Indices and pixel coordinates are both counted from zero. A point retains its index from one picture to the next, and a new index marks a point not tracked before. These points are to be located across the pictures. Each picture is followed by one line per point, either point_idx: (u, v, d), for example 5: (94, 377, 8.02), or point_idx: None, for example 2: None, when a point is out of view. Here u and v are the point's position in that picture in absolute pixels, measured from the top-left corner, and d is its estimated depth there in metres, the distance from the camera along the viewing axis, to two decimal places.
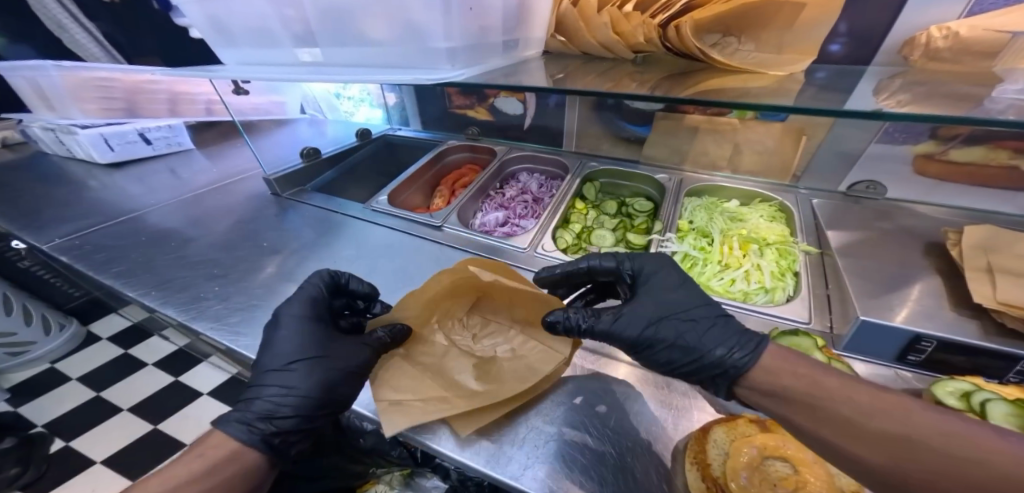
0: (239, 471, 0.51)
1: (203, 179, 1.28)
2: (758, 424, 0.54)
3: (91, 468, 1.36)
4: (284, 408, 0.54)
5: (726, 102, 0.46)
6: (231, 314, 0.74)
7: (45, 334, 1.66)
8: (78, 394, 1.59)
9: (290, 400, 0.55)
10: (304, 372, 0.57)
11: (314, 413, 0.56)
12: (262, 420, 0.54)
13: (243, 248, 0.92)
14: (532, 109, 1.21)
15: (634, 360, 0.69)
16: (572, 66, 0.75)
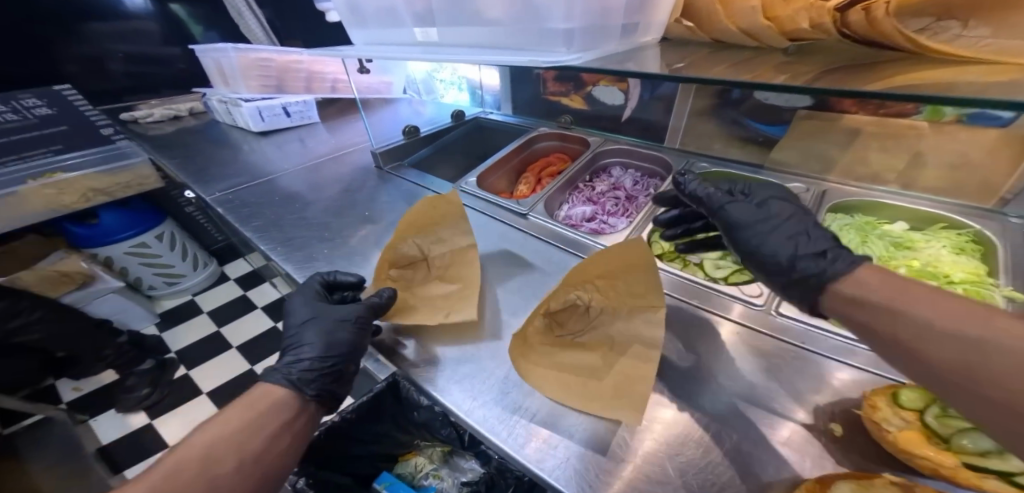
0: (270, 416, 0.56)
1: (323, 149, 1.45)
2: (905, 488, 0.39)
3: (198, 398, 1.65)
4: (315, 360, 0.61)
5: (924, 95, 0.32)
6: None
7: (193, 269, 2.11)
8: (205, 326, 1.96)
9: (320, 349, 0.62)
10: (327, 326, 0.64)
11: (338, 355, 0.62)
12: (298, 370, 0.60)
13: (348, 215, 1.01)
14: (633, 100, 1.10)
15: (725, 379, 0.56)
16: (693, 55, 0.63)
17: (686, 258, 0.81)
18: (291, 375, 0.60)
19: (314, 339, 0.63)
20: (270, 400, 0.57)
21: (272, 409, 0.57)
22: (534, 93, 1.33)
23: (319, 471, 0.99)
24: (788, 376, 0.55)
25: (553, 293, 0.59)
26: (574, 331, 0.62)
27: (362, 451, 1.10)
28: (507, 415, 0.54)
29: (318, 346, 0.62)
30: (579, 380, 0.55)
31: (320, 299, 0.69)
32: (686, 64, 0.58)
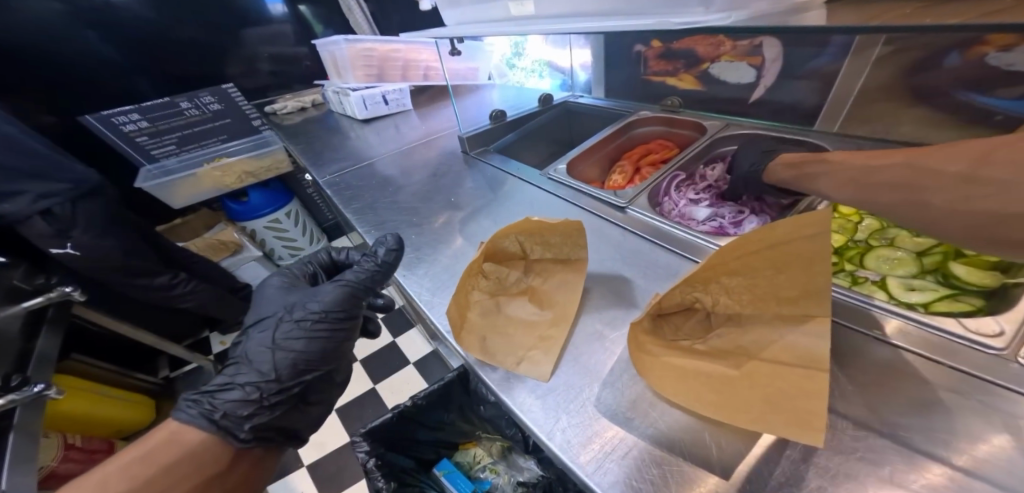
0: (199, 457, 0.59)
1: (414, 135, 1.50)
2: None
3: None
4: (260, 387, 0.62)
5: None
6: (418, 264, 0.79)
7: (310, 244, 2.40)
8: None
9: (271, 372, 0.62)
10: (283, 337, 0.65)
11: (281, 375, 0.63)
12: (223, 403, 0.60)
13: (435, 200, 1.01)
14: (769, 74, 0.92)
15: (855, 416, 0.42)
16: (891, 12, 0.45)
17: (858, 274, 0.62)
18: (227, 405, 0.60)
19: (260, 354, 0.64)
20: (196, 438, 0.59)
21: (204, 451, 0.59)
22: (634, 73, 1.19)
23: (387, 451, 1.05)
24: (999, 426, 0.39)
25: (670, 290, 0.46)
26: (693, 340, 0.49)
27: (425, 436, 1.13)
28: (565, 417, 0.48)
29: (273, 367, 0.63)
30: (704, 387, 0.43)
31: (276, 301, 0.70)
32: (885, 17, 0.42)
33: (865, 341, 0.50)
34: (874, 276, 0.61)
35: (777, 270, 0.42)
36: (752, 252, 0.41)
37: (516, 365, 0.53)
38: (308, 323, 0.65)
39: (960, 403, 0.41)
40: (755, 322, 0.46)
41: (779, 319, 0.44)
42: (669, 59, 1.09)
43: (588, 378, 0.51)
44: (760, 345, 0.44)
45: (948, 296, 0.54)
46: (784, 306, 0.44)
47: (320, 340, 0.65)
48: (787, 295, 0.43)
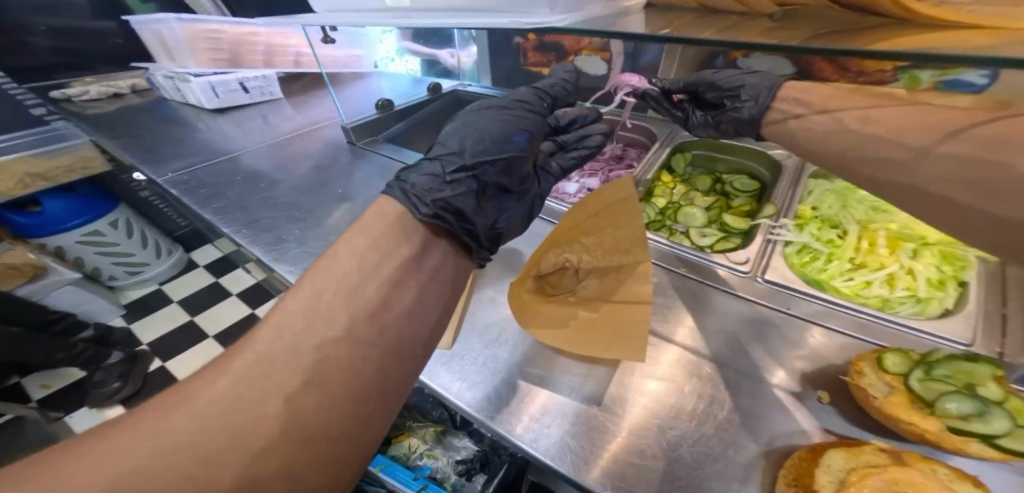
0: (401, 229, 0.45)
1: (288, 125, 1.35)
2: (891, 455, 0.39)
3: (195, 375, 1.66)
4: (444, 161, 0.50)
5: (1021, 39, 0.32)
6: (308, 260, 0.76)
7: (157, 257, 2.00)
8: (173, 317, 1.90)
9: (456, 145, 0.51)
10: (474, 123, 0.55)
11: (474, 149, 0.50)
12: (412, 170, 0.49)
13: (320, 193, 0.96)
14: (618, 69, 1.12)
15: (689, 344, 0.57)
16: (677, 22, 0.60)
17: (674, 227, 0.82)
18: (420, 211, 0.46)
19: (452, 134, 0.53)
20: (394, 210, 0.47)
21: (408, 228, 0.46)
22: (515, 64, 1.28)
23: None
24: (758, 327, 0.57)
25: (541, 251, 0.59)
26: (567, 293, 0.61)
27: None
28: (480, 384, 0.55)
29: (467, 163, 0.50)
30: (573, 332, 0.55)
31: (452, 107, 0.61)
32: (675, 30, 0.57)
33: (673, 279, 0.67)
34: (683, 230, 0.81)
35: (614, 226, 0.56)
36: (601, 203, 0.56)
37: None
38: (513, 111, 0.54)
39: (727, 314, 0.60)
40: (607, 272, 0.59)
41: (619, 266, 0.58)
42: (542, 51, 1.21)
43: (491, 342, 0.60)
44: (612, 289, 0.57)
45: (723, 239, 0.77)
46: (621, 255, 0.58)
47: (520, 130, 0.53)
48: (619, 245, 0.58)
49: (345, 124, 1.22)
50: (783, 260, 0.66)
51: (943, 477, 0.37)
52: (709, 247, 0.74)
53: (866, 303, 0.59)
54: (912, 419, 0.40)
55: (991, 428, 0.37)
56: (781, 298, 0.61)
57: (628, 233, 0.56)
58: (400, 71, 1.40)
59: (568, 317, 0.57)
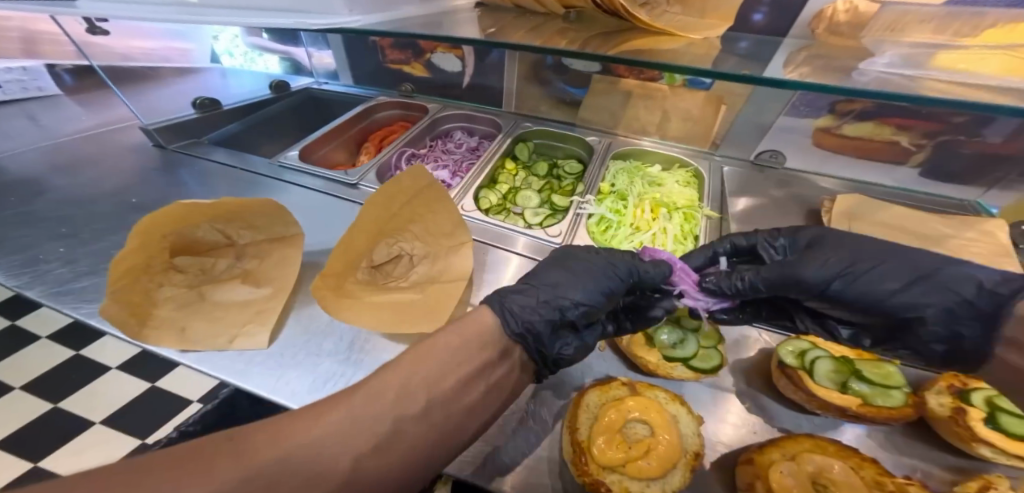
0: (466, 345, 0.44)
1: (75, 126, 1.12)
2: (630, 386, 0.54)
3: None
4: (555, 309, 0.51)
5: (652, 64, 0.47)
6: (77, 279, 0.66)
7: None
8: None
9: (565, 295, 0.52)
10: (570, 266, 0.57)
11: (570, 298, 0.52)
12: (517, 306, 0.50)
13: (107, 203, 0.82)
14: (471, 67, 1.18)
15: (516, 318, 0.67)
16: (505, 20, 0.84)
17: (512, 209, 0.92)
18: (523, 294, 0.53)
19: (559, 281, 0.54)
20: (473, 331, 0.46)
21: (469, 344, 0.45)
22: (375, 62, 1.24)
23: None
24: None
25: (365, 238, 0.62)
26: (400, 280, 0.63)
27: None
28: None
29: (586, 296, 0.53)
30: (391, 312, 0.57)
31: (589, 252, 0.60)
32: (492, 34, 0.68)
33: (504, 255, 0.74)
34: (520, 211, 0.92)
35: (431, 211, 0.65)
36: (413, 198, 0.63)
37: (231, 342, 0.54)
38: (606, 267, 0.56)
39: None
40: (434, 256, 0.65)
41: (447, 248, 0.66)
42: (399, 49, 1.20)
43: (319, 332, 0.58)
44: (442, 272, 0.63)
45: (550, 216, 0.88)
46: (442, 236, 0.66)
47: (606, 285, 0.55)
48: (438, 228, 0.66)
49: (145, 125, 1.09)
50: (585, 230, 0.81)
51: (659, 399, 0.53)
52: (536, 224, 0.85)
53: None
54: (646, 356, 0.58)
55: (687, 355, 0.57)
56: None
57: (444, 217, 0.65)
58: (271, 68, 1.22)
59: (391, 299, 0.59)
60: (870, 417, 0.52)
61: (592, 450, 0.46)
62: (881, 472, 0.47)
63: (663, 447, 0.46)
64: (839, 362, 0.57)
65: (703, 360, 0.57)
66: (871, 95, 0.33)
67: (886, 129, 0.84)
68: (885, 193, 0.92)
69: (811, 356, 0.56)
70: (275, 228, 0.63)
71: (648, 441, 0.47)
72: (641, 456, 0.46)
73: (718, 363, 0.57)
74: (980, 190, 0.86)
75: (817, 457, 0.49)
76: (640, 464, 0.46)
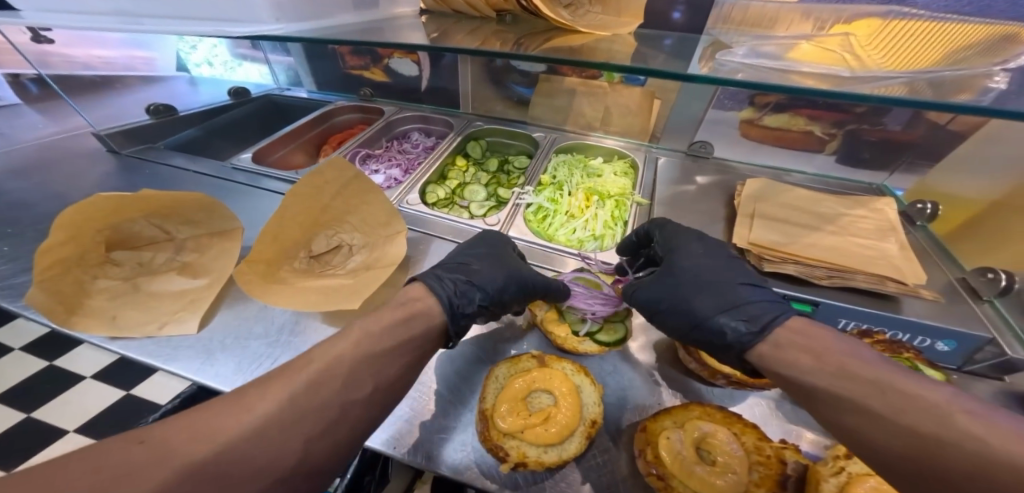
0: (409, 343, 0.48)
1: (35, 134, 1.17)
2: (540, 360, 0.58)
3: None
4: (468, 293, 0.55)
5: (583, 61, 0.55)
6: (20, 275, 0.70)
7: None
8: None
9: (479, 282, 0.57)
10: (483, 261, 0.62)
11: (484, 290, 0.57)
12: (452, 284, 0.56)
13: (55, 206, 0.86)
14: (426, 70, 1.23)
15: None
16: (447, 24, 0.90)
17: (458, 203, 0.97)
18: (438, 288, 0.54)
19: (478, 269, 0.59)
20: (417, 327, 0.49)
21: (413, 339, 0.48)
22: (336, 68, 1.29)
23: None
24: None
25: (304, 229, 0.68)
26: (336, 268, 0.68)
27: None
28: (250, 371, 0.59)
29: (496, 287, 0.58)
30: (317, 296, 0.61)
31: (502, 248, 0.66)
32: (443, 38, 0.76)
33: (441, 244, 0.79)
34: (466, 205, 0.97)
35: (366, 203, 0.69)
36: (345, 190, 0.68)
37: (161, 328, 0.58)
38: (521, 267, 0.62)
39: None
40: (371, 246, 0.70)
41: (383, 239, 0.70)
42: (358, 55, 1.24)
43: (248, 318, 0.62)
44: (376, 259, 0.68)
45: (493, 207, 0.93)
46: (377, 226, 0.71)
47: (514, 286, 0.60)
48: (373, 219, 0.70)
49: (97, 130, 1.10)
50: (522, 219, 0.86)
51: (566, 370, 0.57)
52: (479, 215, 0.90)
53: (570, 246, 0.81)
54: (557, 331, 0.62)
55: (592, 329, 0.63)
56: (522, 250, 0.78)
57: (378, 209, 0.70)
58: (252, 76, 1.31)
59: (323, 284, 0.64)
60: (751, 384, 0.55)
61: (494, 418, 0.51)
62: (762, 437, 0.51)
63: (560, 415, 0.50)
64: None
65: (607, 334, 0.62)
66: (779, 91, 0.42)
67: (800, 120, 0.91)
68: (808, 179, 0.97)
69: None
70: (214, 223, 0.68)
71: (549, 410, 0.51)
72: (539, 423, 0.50)
73: (621, 336, 0.62)
74: (883, 174, 0.92)
75: (704, 424, 0.51)
76: (538, 431, 0.49)
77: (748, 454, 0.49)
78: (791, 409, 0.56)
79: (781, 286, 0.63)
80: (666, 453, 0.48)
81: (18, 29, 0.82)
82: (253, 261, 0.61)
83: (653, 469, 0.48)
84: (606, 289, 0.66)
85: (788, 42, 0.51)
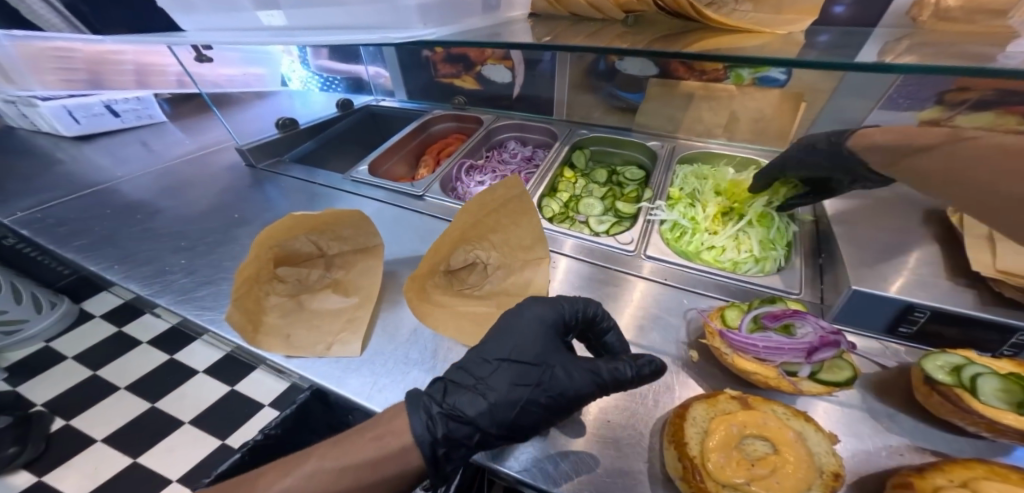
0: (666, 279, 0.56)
1: (175, 151, 1.30)
2: (740, 400, 0.48)
3: (91, 447, 1.18)
4: (465, 435, 0.45)
5: (720, 56, 0.47)
6: (196, 288, 0.72)
7: (36, 313, 1.39)
8: (72, 374, 1.36)
9: (479, 418, 0.45)
10: (500, 373, 0.48)
11: (493, 430, 0.45)
12: (444, 420, 0.44)
13: (214, 219, 0.91)
14: (521, 77, 1.19)
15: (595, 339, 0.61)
16: (563, 26, 0.85)
17: (575, 218, 0.90)
18: (415, 424, 0.44)
19: (489, 390, 0.47)
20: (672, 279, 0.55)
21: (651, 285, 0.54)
22: (427, 77, 1.30)
23: None
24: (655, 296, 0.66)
25: (451, 243, 0.63)
26: (474, 288, 0.64)
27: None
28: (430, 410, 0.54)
29: (506, 420, 0.45)
30: (469, 323, 0.58)
31: (534, 339, 0.50)
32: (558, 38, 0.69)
33: (570, 262, 0.73)
34: (583, 220, 0.89)
35: (512, 220, 0.64)
36: (487, 206, 0.62)
37: (328, 350, 0.57)
38: (547, 383, 0.47)
39: (623, 288, 0.68)
40: (512, 269, 0.65)
41: (522, 261, 0.65)
42: (450, 63, 1.24)
43: (405, 340, 0.59)
44: (516, 284, 0.64)
45: (617, 223, 0.85)
46: (519, 247, 0.65)
47: (536, 414, 0.46)
48: (513, 239, 0.65)
49: (240, 146, 1.16)
50: (659, 237, 0.76)
51: (780, 414, 0.47)
52: (603, 232, 0.82)
53: (722, 268, 0.71)
54: (755, 370, 0.49)
55: (811, 367, 0.49)
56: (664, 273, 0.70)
57: (521, 229, 0.64)
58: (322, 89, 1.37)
59: (473, 309, 0.60)
60: None
61: (708, 466, 0.42)
62: None
63: (792, 466, 0.41)
64: (1016, 378, 0.43)
65: (833, 372, 0.48)
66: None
67: None
68: None
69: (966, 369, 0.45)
70: (359, 239, 0.67)
71: (773, 458, 0.42)
72: (769, 474, 0.41)
73: (852, 374, 0.48)
74: None
75: (1000, 485, 0.38)
76: (771, 484, 0.40)
77: None
78: None
79: None
80: None
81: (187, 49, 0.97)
82: (414, 277, 0.58)
83: None
84: (813, 335, 0.49)
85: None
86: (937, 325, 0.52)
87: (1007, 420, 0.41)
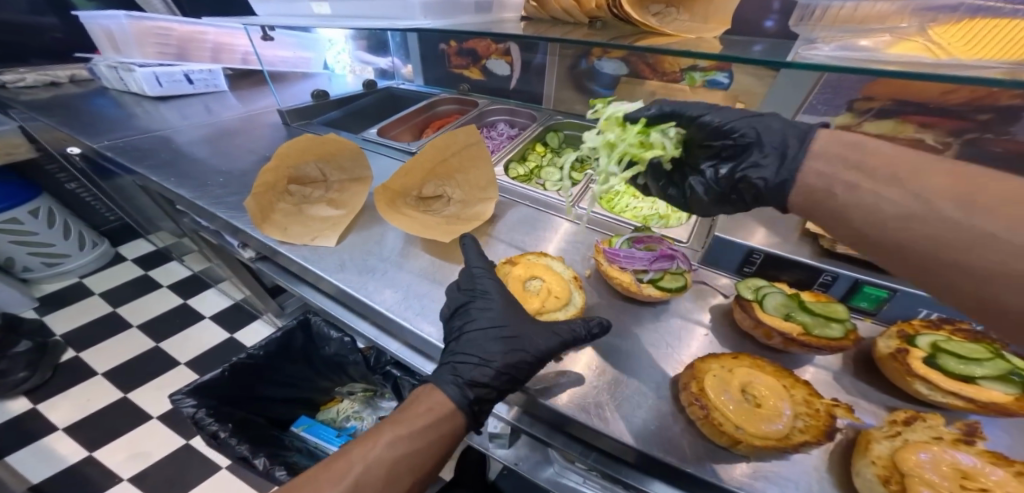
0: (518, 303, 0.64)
1: (229, 114, 1.60)
2: (509, 262, 0.76)
3: (94, 378, 1.74)
4: (482, 394, 0.57)
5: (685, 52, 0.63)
6: (228, 196, 0.97)
7: (79, 249, 2.12)
8: (99, 308, 2.03)
9: (491, 379, 0.57)
10: (490, 346, 0.59)
11: (505, 385, 0.58)
12: (469, 385, 0.57)
13: (250, 158, 1.17)
14: (517, 71, 1.40)
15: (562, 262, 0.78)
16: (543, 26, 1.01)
17: (534, 180, 1.10)
18: (449, 391, 0.57)
19: (489, 360, 0.58)
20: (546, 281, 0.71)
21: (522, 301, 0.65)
22: (442, 68, 1.53)
23: (221, 404, 1.21)
24: (573, 236, 0.84)
25: (422, 180, 0.86)
26: (435, 211, 0.84)
27: (280, 393, 1.40)
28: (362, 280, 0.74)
29: (514, 375, 0.57)
30: (419, 227, 0.78)
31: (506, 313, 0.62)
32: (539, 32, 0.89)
33: (518, 208, 0.92)
34: (541, 183, 1.09)
35: (474, 166, 0.85)
36: (455, 145, 0.84)
37: (312, 240, 0.79)
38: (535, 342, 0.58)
39: (553, 228, 0.86)
40: (467, 203, 0.85)
41: (475, 197, 0.85)
42: (460, 55, 1.46)
43: (372, 241, 0.80)
44: (465, 212, 0.83)
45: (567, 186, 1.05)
46: (476, 186, 0.85)
47: (533, 368, 0.58)
48: (473, 180, 0.85)
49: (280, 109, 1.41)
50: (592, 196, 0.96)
51: (532, 258, 0.75)
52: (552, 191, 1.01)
53: (634, 221, 0.88)
54: (620, 276, 0.67)
55: (656, 275, 0.67)
56: (589, 220, 0.89)
57: (480, 173, 0.85)
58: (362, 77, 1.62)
59: (427, 221, 0.81)
60: (811, 343, 0.56)
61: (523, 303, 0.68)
62: (814, 393, 0.55)
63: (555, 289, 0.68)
64: (793, 297, 0.62)
65: (671, 281, 0.66)
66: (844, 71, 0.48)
67: (909, 126, 0.86)
68: None
69: (764, 292, 0.63)
70: (355, 170, 0.91)
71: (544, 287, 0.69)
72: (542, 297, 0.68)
73: (684, 284, 0.65)
74: None
75: (755, 374, 0.57)
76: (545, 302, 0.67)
77: (797, 405, 0.54)
78: (852, 384, 0.59)
79: (853, 270, 0.62)
80: (712, 391, 0.53)
81: (256, 32, 1.24)
82: (388, 186, 0.81)
83: (696, 397, 0.53)
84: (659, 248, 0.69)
85: (878, 37, 0.55)
86: (771, 269, 0.69)
87: (779, 325, 0.58)
